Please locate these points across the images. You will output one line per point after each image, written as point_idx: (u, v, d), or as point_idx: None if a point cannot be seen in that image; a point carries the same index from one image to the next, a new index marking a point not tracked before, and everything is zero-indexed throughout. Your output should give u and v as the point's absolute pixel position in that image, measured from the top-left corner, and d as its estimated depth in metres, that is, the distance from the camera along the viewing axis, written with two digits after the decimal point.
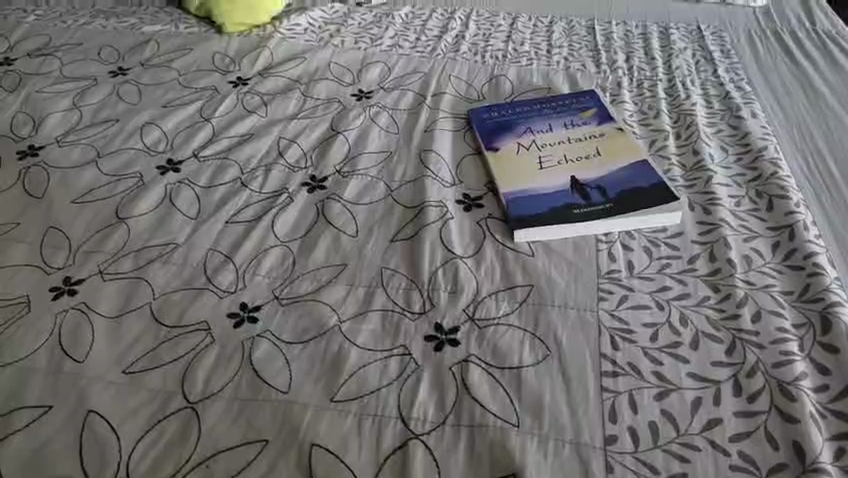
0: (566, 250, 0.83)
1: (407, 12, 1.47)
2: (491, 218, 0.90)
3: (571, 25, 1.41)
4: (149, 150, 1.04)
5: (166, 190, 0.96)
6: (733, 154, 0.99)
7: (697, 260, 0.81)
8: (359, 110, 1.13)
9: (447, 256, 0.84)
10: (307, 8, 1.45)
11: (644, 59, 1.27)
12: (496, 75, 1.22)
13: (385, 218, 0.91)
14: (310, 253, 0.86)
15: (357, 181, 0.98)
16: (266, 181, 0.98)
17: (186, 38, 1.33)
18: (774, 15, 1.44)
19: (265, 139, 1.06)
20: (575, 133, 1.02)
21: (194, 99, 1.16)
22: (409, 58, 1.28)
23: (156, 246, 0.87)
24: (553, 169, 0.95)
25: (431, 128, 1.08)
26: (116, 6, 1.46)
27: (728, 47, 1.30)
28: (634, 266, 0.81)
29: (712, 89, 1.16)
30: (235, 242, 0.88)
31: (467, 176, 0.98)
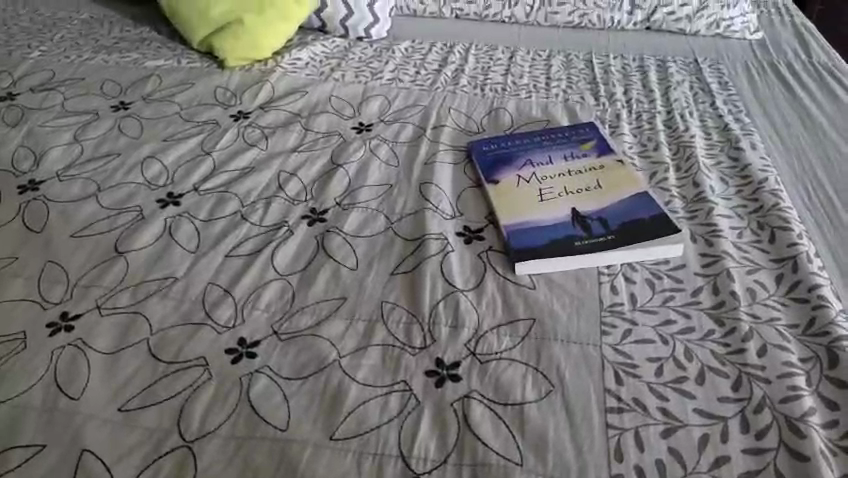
0: (568, 283, 0.83)
1: (407, 45, 1.49)
2: (492, 251, 0.89)
3: (569, 58, 1.42)
4: (149, 184, 1.04)
5: (166, 224, 0.96)
6: (734, 185, 0.99)
7: (701, 293, 0.80)
8: (360, 143, 1.14)
9: (448, 290, 0.83)
10: (308, 43, 1.47)
11: (642, 91, 1.28)
12: (496, 107, 1.23)
13: (385, 251, 0.91)
14: (310, 287, 0.85)
15: (357, 213, 0.98)
16: (266, 214, 0.98)
17: (188, 72, 1.34)
18: (770, 48, 1.45)
19: (266, 172, 1.07)
20: (575, 165, 1.02)
21: (195, 132, 1.16)
22: (409, 91, 1.29)
23: (154, 281, 0.86)
24: (554, 201, 0.95)
25: (432, 160, 1.09)
26: (119, 41, 1.47)
27: (726, 80, 1.32)
28: (637, 299, 0.80)
29: (711, 120, 1.17)
30: (234, 276, 0.87)
31: (468, 208, 0.98)
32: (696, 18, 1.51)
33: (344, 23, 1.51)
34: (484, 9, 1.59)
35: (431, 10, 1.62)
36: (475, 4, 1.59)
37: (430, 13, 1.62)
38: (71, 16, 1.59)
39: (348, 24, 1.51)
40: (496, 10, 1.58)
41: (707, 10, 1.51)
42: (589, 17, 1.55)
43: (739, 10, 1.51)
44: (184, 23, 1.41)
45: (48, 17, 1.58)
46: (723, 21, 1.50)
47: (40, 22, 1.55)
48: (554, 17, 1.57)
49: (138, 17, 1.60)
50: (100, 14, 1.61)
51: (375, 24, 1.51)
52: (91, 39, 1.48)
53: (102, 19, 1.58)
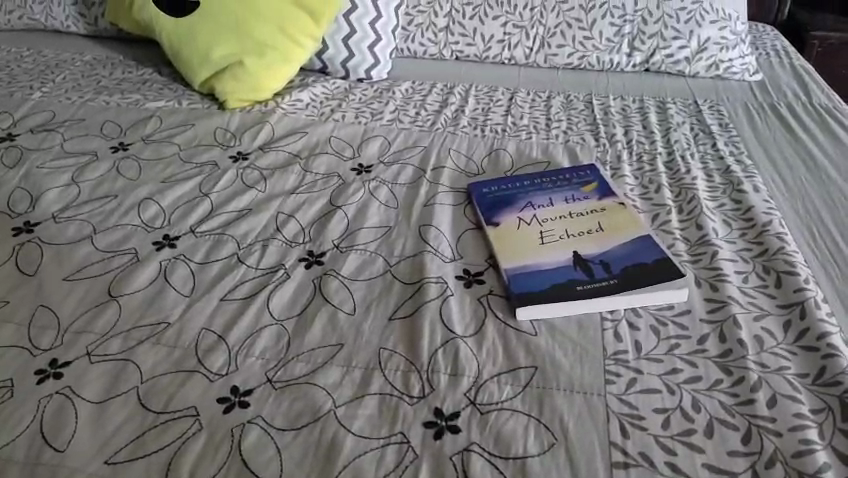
0: (570, 330, 0.81)
1: (407, 87, 1.50)
2: (493, 295, 0.88)
3: (569, 99, 1.43)
4: (145, 226, 1.03)
5: (161, 267, 0.94)
6: (738, 228, 0.98)
7: (707, 340, 0.78)
8: (359, 185, 1.13)
9: (447, 336, 0.81)
10: (308, 84, 1.47)
11: (642, 133, 1.28)
12: (496, 149, 1.23)
13: (383, 295, 0.89)
14: (306, 333, 0.83)
15: (355, 256, 0.96)
16: (263, 257, 0.97)
17: (188, 113, 1.34)
18: (770, 90, 1.46)
19: (264, 214, 1.05)
20: (576, 207, 1.01)
21: (194, 174, 1.16)
22: (409, 132, 1.29)
23: (148, 326, 0.85)
24: (555, 244, 0.93)
25: (432, 202, 1.08)
26: (121, 83, 1.48)
27: (726, 121, 1.31)
28: (642, 346, 0.78)
29: (713, 162, 1.16)
30: (229, 321, 0.85)
31: (468, 251, 0.97)
32: (696, 60, 1.52)
33: (345, 64, 1.52)
34: (484, 51, 1.60)
35: (431, 51, 1.63)
36: (475, 46, 1.60)
37: (430, 54, 1.63)
38: (74, 57, 1.60)
39: (348, 65, 1.52)
40: (496, 52, 1.59)
41: (706, 52, 1.51)
42: (588, 59, 1.56)
43: (737, 52, 1.52)
44: (185, 65, 1.42)
45: (52, 58, 1.60)
46: (722, 62, 1.51)
47: (43, 63, 1.56)
48: (554, 59, 1.58)
49: (141, 59, 1.61)
50: (103, 56, 1.62)
51: (376, 65, 1.52)
52: (93, 81, 1.49)
53: (106, 61, 1.59)
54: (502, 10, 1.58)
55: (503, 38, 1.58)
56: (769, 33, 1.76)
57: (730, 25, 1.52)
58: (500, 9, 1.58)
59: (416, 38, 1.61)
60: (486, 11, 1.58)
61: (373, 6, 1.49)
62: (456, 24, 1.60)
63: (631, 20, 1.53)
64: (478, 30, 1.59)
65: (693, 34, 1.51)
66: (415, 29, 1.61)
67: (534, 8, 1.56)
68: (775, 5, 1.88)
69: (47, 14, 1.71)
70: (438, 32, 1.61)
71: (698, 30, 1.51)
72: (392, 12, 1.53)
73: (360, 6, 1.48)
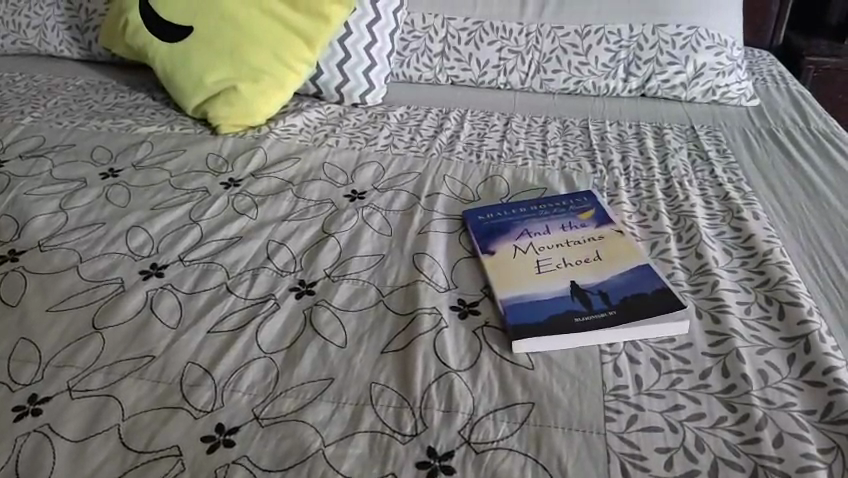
0: (568, 363, 0.78)
1: (402, 112, 1.48)
2: (489, 326, 0.85)
3: (565, 125, 1.42)
4: (133, 255, 1.00)
5: (147, 297, 0.92)
6: (738, 256, 0.96)
7: (709, 374, 0.76)
8: (352, 211, 1.11)
9: (441, 370, 0.79)
10: (302, 109, 1.46)
11: (639, 158, 1.26)
12: (492, 175, 1.21)
13: (376, 326, 0.86)
14: (295, 366, 0.81)
15: (347, 286, 0.94)
16: (252, 287, 0.94)
17: (180, 139, 1.33)
18: (767, 115, 1.45)
19: (254, 241, 1.03)
20: (573, 235, 0.99)
21: (184, 200, 1.14)
22: (404, 158, 1.27)
23: (131, 359, 0.82)
24: (552, 273, 0.91)
25: (426, 229, 1.06)
26: (114, 108, 1.47)
27: (724, 147, 1.30)
28: (643, 381, 0.75)
29: (711, 189, 1.14)
30: (216, 354, 0.82)
31: (462, 280, 0.94)
32: (692, 85, 1.51)
33: (340, 89, 1.50)
34: (479, 76, 1.59)
35: (427, 76, 1.62)
36: (471, 71, 1.59)
37: (426, 79, 1.62)
38: (66, 82, 1.59)
39: (343, 90, 1.50)
40: (492, 76, 1.59)
41: (703, 77, 1.51)
42: (584, 84, 1.55)
43: (734, 77, 1.51)
44: (178, 90, 1.40)
45: (44, 83, 1.58)
46: (718, 88, 1.51)
47: (35, 88, 1.55)
48: (549, 84, 1.57)
49: (134, 84, 1.60)
50: (96, 81, 1.61)
51: (371, 90, 1.51)
52: (85, 106, 1.47)
53: (98, 86, 1.58)
54: (497, 35, 1.57)
55: (498, 64, 1.58)
56: (764, 58, 1.75)
57: (726, 50, 1.52)
58: (495, 34, 1.57)
59: (412, 63, 1.61)
60: (481, 36, 1.58)
61: (368, 30, 1.48)
62: (451, 48, 1.59)
63: (626, 46, 1.53)
64: (473, 54, 1.58)
65: (689, 59, 1.51)
66: (410, 54, 1.60)
67: (529, 33, 1.56)
68: (770, 29, 1.89)
69: (40, 39, 1.70)
70: (433, 57, 1.60)
71: (694, 55, 1.51)
72: (387, 37, 1.52)
73: (355, 31, 1.47)
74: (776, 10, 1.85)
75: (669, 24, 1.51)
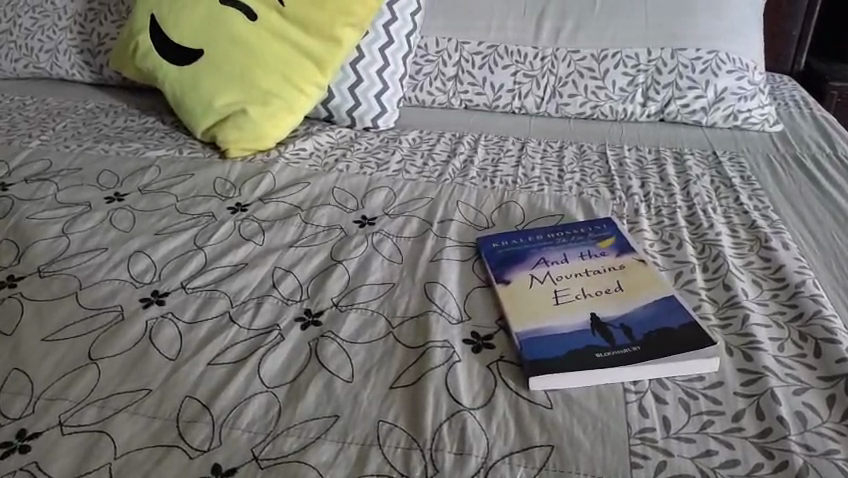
0: (590, 403, 0.73)
1: (414, 136, 1.45)
2: (503, 361, 0.80)
3: (582, 150, 1.38)
4: (134, 281, 0.97)
5: (146, 326, 0.88)
6: (768, 289, 0.90)
7: (742, 417, 0.70)
8: (362, 238, 1.07)
9: (453, 408, 0.74)
10: (313, 133, 1.43)
11: (660, 185, 1.22)
12: (507, 201, 1.17)
13: (385, 359, 0.82)
14: (299, 401, 0.76)
15: (355, 316, 0.89)
16: (256, 316, 0.90)
17: (189, 162, 1.30)
18: (791, 141, 1.40)
19: (260, 268, 0.99)
20: (593, 264, 0.95)
21: (189, 225, 1.10)
22: (416, 183, 1.23)
23: (127, 393, 0.78)
24: (571, 305, 0.86)
25: (438, 257, 1.01)
26: (123, 131, 1.45)
27: (748, 173, 1.25)
28: (670, 423, 0.70)
29: (737, 217, 1.10)
30: (216, 388, 0.78)
31: (476, 311, 0.90)
32: (713, 110, 1.47)
33: (351, 112, 1.48)
34: (493, 100, 1.56)
35: (440, 100, 1.59)
36: (484, 95, 1.56)
37: (439, 103, 1.59)
38: (77, 105, 1.58)
39: (354, 114, 1.48)
40: (506, 101, 1.56)
41: (723, 102, 1.47)
42: (601, 108, 1.52)
43: (756, 102, 1.47)
44: (187, 113, 1.38)
45: (54, 106, 1.57)
46: (740, 113, 1.46)
47: (44, 111, 1.54)
48: (565, 108, 1.53)
49: (144, 107, 1.59)
50: (107, 104, 1.60)
51: (383, 114, 1.48)
52: (94, 129, 1.46)
53: (108, 109, 1.57)
54: (512, 59, 1.54)
55: (513, 88, 1.54)
56: (786, 83, 1.71)
57: (748, 75, 1.48)
58: (509, 58, 1.54)
59: (425, 87, 1.58)
60: (495, 60, 1.55)
61: (381, 55, 1.46)
62: (465, 72, 1.56)
63: (644, 70, 1.49)
64: (487, 79, 1.55)
65: (709, 84, 1.47)
66: (423, 78, 1.58)
67: (545, 57, 1.53)
68: (792, 53, 1.84)
69: (53, 63, 1.70)
70: (447, 81, 1.57)
71: (715, 80, 1.47)
72: (400, 60, 1.50)
73: (367, 55, 1.45)
74: (797, 34, 1.81)
75: (687, 48, 1.48)
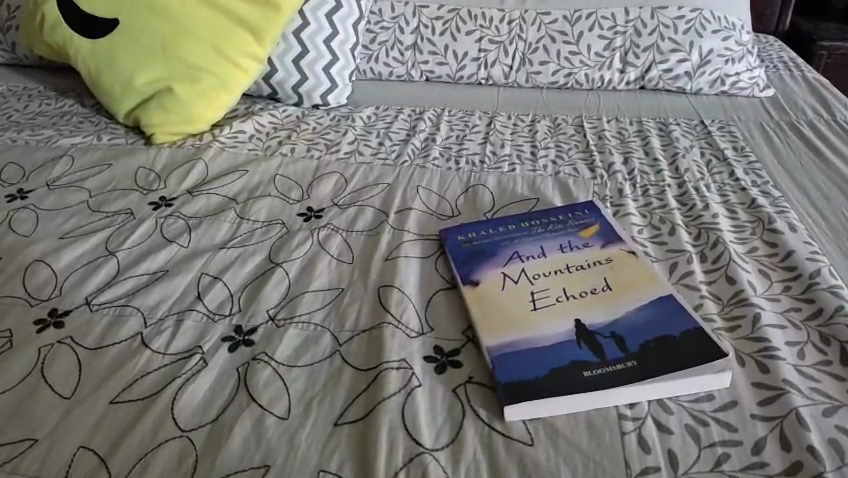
0: (579, 436, 0.60)
1: (370, 113, 1.29)
2: (473, 383, 0.67)
3: (557, 123, 1.23)
4: (29, 298, 0.80)
5: (39, 356, 0.72)
6: (778, 280, 0.78)
7: (764, 448, 0.58)
8: (306, 234, 0.92)
9: (414, 449, 0.60)
10: (254, 112, 1.26)
11: (645, 161, 1.08)
12: (474, 184, 1.02)
13: (329, 387, 0.67)
14: (221, 448, 0.61)
15: (295, 332, 0.74)
16: (174, 337, 0.74)
17: (108, 150, 1.13)
18: (785, 107, 1.28)
19: (183, 276, 0.84)
20: (573, 258, 0.81)
21: (102, 226, 0.94)
22: (371, 167, 1.08)
23: (6, 446, 0.63)
24: (551, 310, 0.72)
25: (394, 254, 0.87)
26: (36, 116, 1.27)
27: (741, 144, 1.13)
28: (678, 460, 0.58)
29: (734, 194, 0.97)
30: (119, 434, 0.63)
31: (440, 320, 0.76)
32: (698, 74, 1.34)
33: (297, 89, 1.31)
34: (457, 71, 1.40)
35: (398, 72, 1.42)
36: (447, 65, 1.40)
37: (397, 76, 1.43)
38: None
39: (300, 90, 1.31)
40: (471, 71, 1.40)
41: (709, 65, 1.33)
42: (576, 77, 1.37)
43: (744, 65, 1.34)
44: (105, 94, 1.21)
45: None
46: (727, 77, 1.33)
47: None
48: (536, 78, 1.38)
49: (63, 89, 1.40)
50: (20, 86, 1.41)
51: (333, 89, 1.32)
52: (3, 115, 1.27)
53: (21, 92, 1.38)
54: (476, 24, 1.39)
55: (478, 56, 1.39)
56: (773, 43, 1.58)
57: (735, 35, 1.35)
58: (473, 23, 1.39)
59: (380, 58, 1.42)
60: (457, 26, 1.39)
61: (328, 21, 1.29)
62: (425, 41, 1.40)
63: (622, 32, 1.35)
64: (450, 47, 1.39)
65: (693, 45, 1.33)
66: (378, 47, 1.42)
67: (512, 21, 1.38)
68: (776, 12, 1.72)
69: None
70: (405, 51, 1.41)
71: (699, 41, 1.33)
72: (351, 28, 1.33)
73: (312, 22, 1.28)
74: None
75: (669, 7, 1.34)
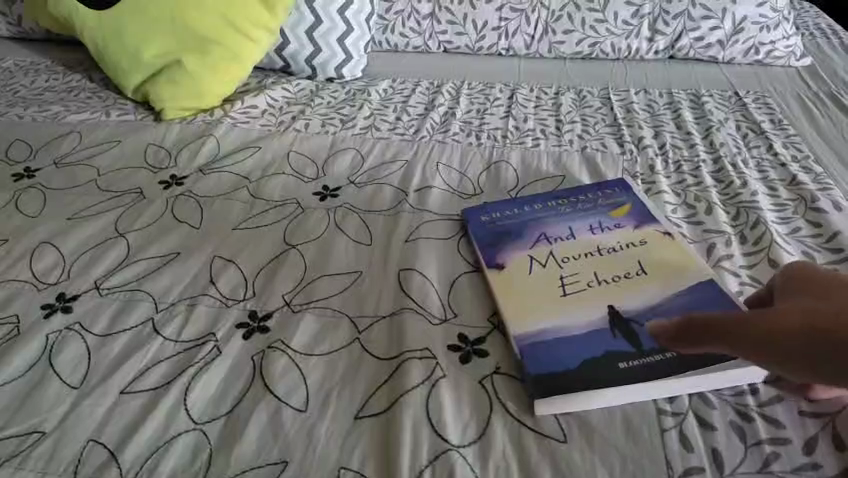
0: (616, 433, 0.56)
1: (386, 86, 1.24)
2: (500, 374, 0.63)
3: (582, 95, 1.18)
4: (37, 282, 0.77)
5: (46, 343, 0.69)
6: (825, 263, 0.73)
7: (815, 447, 0.55)
8: (323, 215, 0.88)
9: (440, 445, 0.57)
10: (266, 86, 1.22)
11: (677, 134, 1.03)
12: (496, 161, 0.97)
13: (348, 377, 0.64)
14: (236, 443, 0.58)
15: (312, 319, 0.71)
16: (186, 323, 0.71)
17: (117, 127, 1.09)
18: (824, 77, 1.21)
19: (196, 259, 0.80)
20: (605, 240, 0.76)
21: (111, 207, 0.91)
22: (388, 143, 1.04)
23: (14, 438, 0.60)
24: (584, 297, 0.68)
25: (415, 236, 0.83)
26: (43, 92, 1.23)
27: (779, 116, 1.07)
28: (723, 460, 0.54)
29: (773, 171, 0.91)
30: (130, 426, 0.60)
31: (464, 306, 0.72)
32: (731, 43, 1.27)
33: (311, 61, 1.26)
34: (476, 41, 1.34)
35: (415, 44, 1.37)
36: (466, 35, 1.34)
37: (414, 47, 1.38)
38: None
39: (314, 62, 1.26)
40: (491, 41, 1.34)
41: (743, 33, 1.27)
42: (601, 46, 1.31)
43: (780, 32, 1.27)
44: (113, 69, 1.17)
45: None
46: (762, 45, 1.26)
47: None
48: (559, 47, 1.32)
49: (71, 63, 1.36)
50: (27, 60, 1.37)
51: (348, 61, 1.27)
52: (10, 90, 1.24)
53: (29, 67, 1.34)
54: None
55: (499, 26, 1.33)
56: (809, 9, 1.50)
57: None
58: None
59: (396, 28, 1.36)
60: None
61: None
62: (442, 9, 1.34)
63: None
64: (469, 16, 1.33)
65: (727, 12, 1.27)
66: (394, 17, 1.36)
67: None
68: None
69: None
70: (422, 20, 1.35)
71: (733, 7, 1.26)
72: None
73: None
74: None
75: None
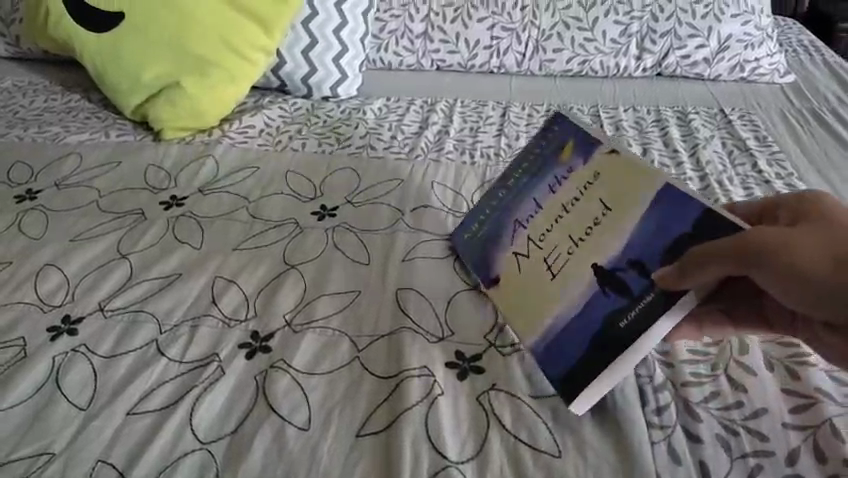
0: (608, 448, 0.59)
1: (380, 105, 1.27)
2: (496, 391, 0.65)
3: (572, 113, 1.21)
4: (41, 305, 0.79)
5: (53, 365, 0.71)
6: None
7: (798, 459, 0.57)
8: (321, 234, 0.90)
9: (439, 461, 0.59)
10: (263, 106, 1.24)
11: (665, 152, 1.05)
12: (490, 180, 1.00)
13: (348, 396, 0.66)
14: (241, 462, 0.60)
15: (313, 338, 0.73)
16: (190, 344, 0.73)
17: (116, 148, 1.11)
18: (807, 93, 1.24)
19: (198, 280, 0.82)
20: (564, 194, 0.75)
21: (112, 228, 0.92)
22: (384, 162, 1.06)
23: (24, 460, 0.61)
24: (567, 271, 0.69)
25: (412, 256, 0.85)
26: (42, 112, 1.25)
27: (764, 133, 1.10)
28: (710, 473, 0.56)
29: (758, 187, 0.94)
30: (137, 447, 0.62)
31: (461, 323, 0.74)
32: (717, 60, 1.31)
33: (307, 80, 1.28)
34: (469, 59, 1.37)
35: (408, 62, 1.40)
36: (458, 54, 1.37)
37: (407, 65, 1.40)
38: None
39: (309, 82, 1.28)
40: (483, 59, 1.37)
41: (728, 51, 1.30)
42: (590, 64, 1.34)
43: (764, 50, 1.30)
44: (114, 90, 1.19)
45: None
46: (747, 63, 1.30)
47: None
48: (550, 65, 1.35)
49: (69, 83, 1.38)
50: (26, 80, 1.39)
51: (343, 80, 1.29)
52: (9, 111, 1.25)
53: (27, 87, 1.35)
54: (488, 10, 1.35)
55: (490, 44, 1.36)
56: (793, 26, 1.54)
57: (755, 18, 1.31)
58: (486, 9, 1.35)
59: (390, 46, 1.39)
60: (469, 12, 1.36)
61: (338, 12, 1.27)
62: (435, 28, 1.37)
63: (639, 18, 1.31)
64: (461, 34, 1.36)
65: (712, 31, 1.30)
66: (388, 36, 1.39)
67: (525, 7, 1.35)
68: None
69: None
70: (415, 39, 1.38)
71: (718, 26, 1.30)
72: (361, 18, 1.30)
73: (321, 12, 1.26)
74: None
75: None
